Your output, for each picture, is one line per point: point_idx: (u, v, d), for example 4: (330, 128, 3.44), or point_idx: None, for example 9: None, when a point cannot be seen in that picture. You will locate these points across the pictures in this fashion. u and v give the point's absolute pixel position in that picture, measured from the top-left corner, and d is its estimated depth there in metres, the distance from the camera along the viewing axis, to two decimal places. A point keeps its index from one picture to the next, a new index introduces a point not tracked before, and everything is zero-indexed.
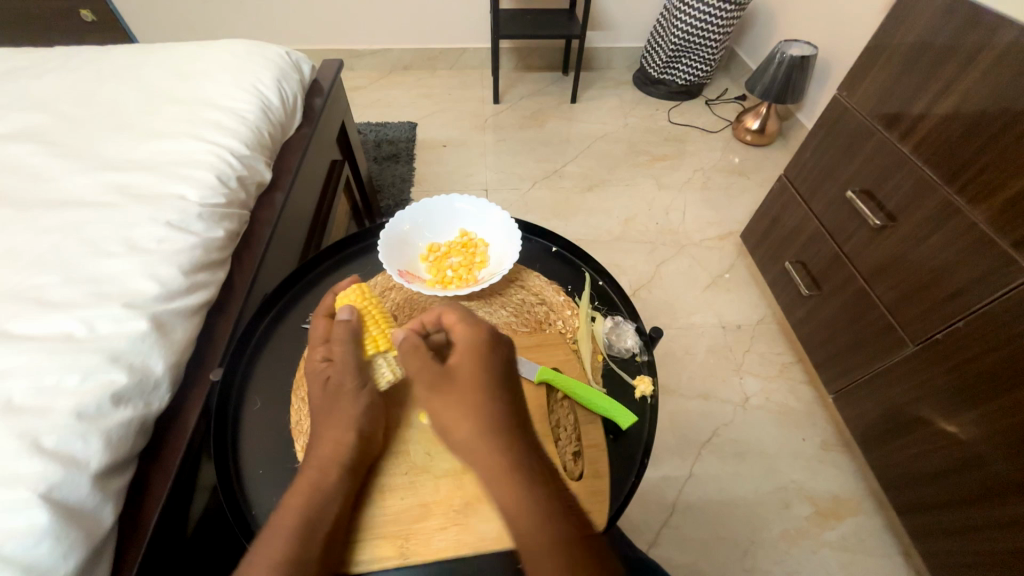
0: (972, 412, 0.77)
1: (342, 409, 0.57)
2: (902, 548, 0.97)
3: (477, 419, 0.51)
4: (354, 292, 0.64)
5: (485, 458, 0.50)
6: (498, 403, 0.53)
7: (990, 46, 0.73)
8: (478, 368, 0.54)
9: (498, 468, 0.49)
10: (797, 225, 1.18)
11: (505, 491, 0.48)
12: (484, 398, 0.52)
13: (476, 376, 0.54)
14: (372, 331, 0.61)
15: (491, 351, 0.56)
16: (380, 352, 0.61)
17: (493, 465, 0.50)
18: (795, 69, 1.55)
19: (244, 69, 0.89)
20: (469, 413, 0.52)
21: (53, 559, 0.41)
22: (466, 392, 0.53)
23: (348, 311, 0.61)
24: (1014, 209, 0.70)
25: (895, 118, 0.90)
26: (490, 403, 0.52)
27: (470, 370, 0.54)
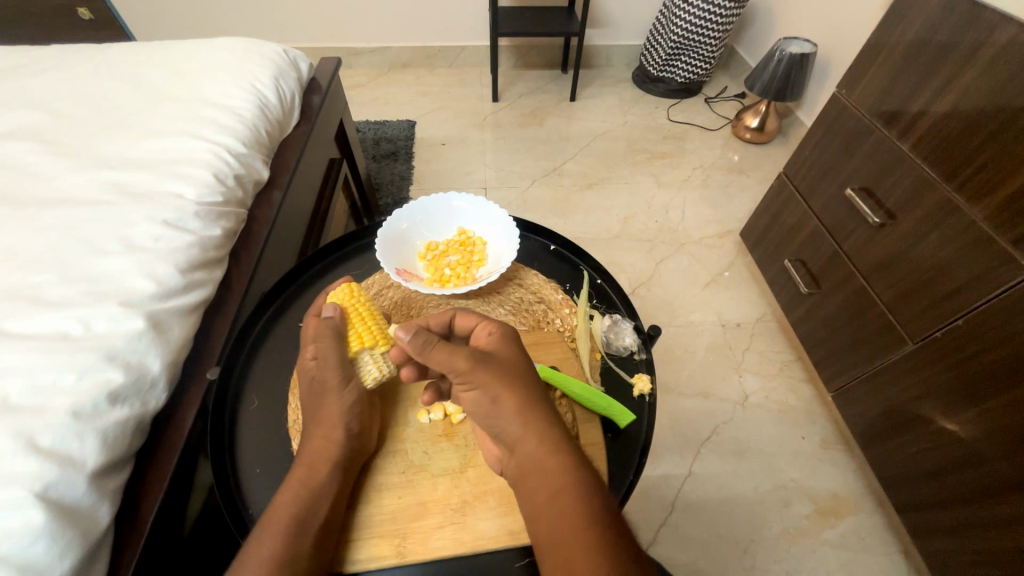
0: (971, 410, 0.77)
1: (330, 407, 0.56)
2: (901, 547, 0.97)
3: (523, 404, 0.51)
4: (342, 291, 0.63)
5: (533, 443, 0.50)
6: (538, 391, 0.53)
7: (989, 43, 0.73)
8: (516, 357, 0.55)
9: (543, 452, 0.50)
10: (797, 223, 1.18)
11: (551, 473, 0.49)
12: (527, 385, 0.53)
13: (516, 363, 0.54)
14: (357, 327, 0.60)
15: (520, 344, 0.56)
16: (365, 348, 0.59)
17: (540, 451, 0.50)
18: (794, 67, 1.55)
19: (241, 67, 0.88)
20: (515, 398, 0.51)
21: (49, 559, 0.41)
22: (509, 377, 0.52)
23: (332, 310, 0.60)
24: (1013, 206, 0.70)
25: (894, 115, 0.90)
26: (530, 390, 0.53)
27: (509, 360, 0.54)
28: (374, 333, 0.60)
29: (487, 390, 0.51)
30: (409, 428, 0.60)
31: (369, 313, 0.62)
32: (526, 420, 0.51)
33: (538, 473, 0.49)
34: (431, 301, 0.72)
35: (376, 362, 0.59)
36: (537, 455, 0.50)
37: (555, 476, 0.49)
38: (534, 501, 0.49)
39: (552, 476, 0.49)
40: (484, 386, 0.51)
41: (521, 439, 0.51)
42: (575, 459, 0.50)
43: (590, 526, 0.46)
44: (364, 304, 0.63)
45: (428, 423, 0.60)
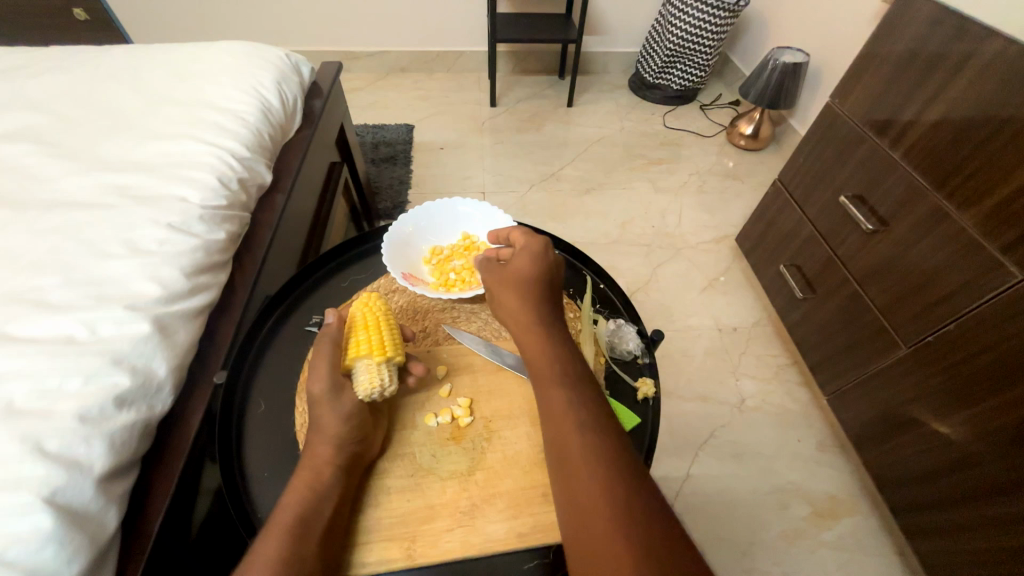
0: (962, 413, 0.78)
1: (328, 414, 0.55)
2: (897, 548, 0.99)
3: (528, 312, 0.60)
4: (358, 301, 0.65)
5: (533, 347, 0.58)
6: (546, 302, 0.61)
7: (976, 56, 0.76)
8: (533, 269, 0.62)
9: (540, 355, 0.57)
10: (792, 228, 1.20)
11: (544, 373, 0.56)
12: (535, 295, 0.60)
13: (525, 280, 0.61)
14: (356, 337, 0.60)
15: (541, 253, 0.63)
16: (360, 358, 0.58)
17: (538, 354, 0.57)
18: (787, 75, 1.58)
19: (243, 70, 0.89)
20: (520, 305, 0.60)
21: (57, 564, 0.40)
22: (516, 288, 0.61)
23: (333, 317, 0.62)
24: (1002, 213, 0.72)
25: (886, 124, 0.92)
26: (539, 300, 0.61)
27: (523, 271, 0.62)
28: (370, 344, 0.59)
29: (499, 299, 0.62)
30: (417, 431, 0.60)
31: (373, 323, 0.61)
32: (526, 328, 0.59)
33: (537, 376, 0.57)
34: (436, 306, 0.73)
35: (369, 373, 0.57)
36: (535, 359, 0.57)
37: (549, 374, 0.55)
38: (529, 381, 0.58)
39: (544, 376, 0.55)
40: (497, 296, 0.62)
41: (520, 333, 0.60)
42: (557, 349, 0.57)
43: (564, 394, 0.53)
44: (377, 314, 0.63)
45: (436, 427, 0.61)
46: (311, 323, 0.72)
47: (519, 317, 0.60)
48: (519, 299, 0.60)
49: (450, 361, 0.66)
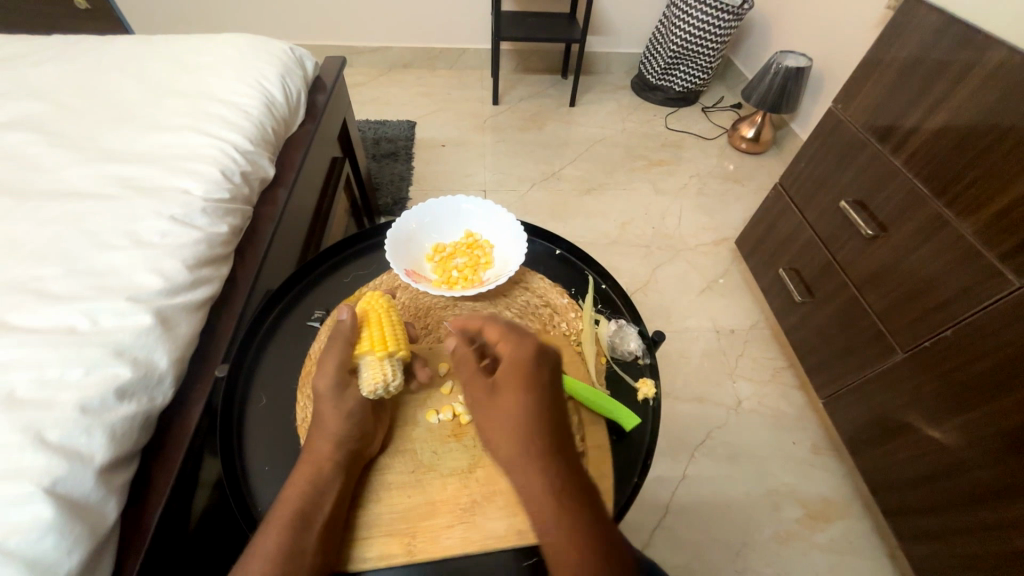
0: (957, 419, 0.79)
1: (331, 411, 0.56)
2: (888, 551, 0.99)
3: (530, 455, 0.48)
4: (365, 298, 0.65)
5: (539, 504, 0.47)
6: (548, 438, 0.49)
7: (979, 65, 0.76)
8: (529, 398, 0.50)
9: (543, 504, 0.47)
10: (791, 232, 1.21)
11: (554, 533, 0.46)
12: (538, 428, 0.49)
13: (523, 411, 0.50)
14: (363, 333, 0.60)
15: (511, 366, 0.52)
16: (363, 354, 0.59)
17: (546, 512, 0.46)
18: (790, 79, 1.59)
19: (248, 63, 0.88)
20: (519, 447, 0.49)
21: (56, 554, 0.40)
22: (514, 424, 0.49)
23: (345, 312, 0.62)
24: (1002, 222, 0.73)
25: (888, 131, 0.92)
26: (542, 435, 0.49)
27: (521, 403, 0.50)
28: (372, 339, 0.59)
29: (490, 436, 0.51)
30: (419, 427, 0.60)
31: (376, 319, 0.62)
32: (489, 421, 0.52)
33: (546, 535, 0.46)
34: (438, 303, 0.73)
35: (372, 369, 0.57)
36: (543, 517, 0.47)
37: (556, 533, 0.46)
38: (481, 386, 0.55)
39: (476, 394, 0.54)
40: (489, 432, 0.51)
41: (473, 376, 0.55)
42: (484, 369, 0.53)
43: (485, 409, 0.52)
44: (380, 310, 0.63)
45: (437, 423, 0.61)
46: (313, 318, 0.72)
47: (486, 402, 0.52)
48: (520, 440, 0.49)
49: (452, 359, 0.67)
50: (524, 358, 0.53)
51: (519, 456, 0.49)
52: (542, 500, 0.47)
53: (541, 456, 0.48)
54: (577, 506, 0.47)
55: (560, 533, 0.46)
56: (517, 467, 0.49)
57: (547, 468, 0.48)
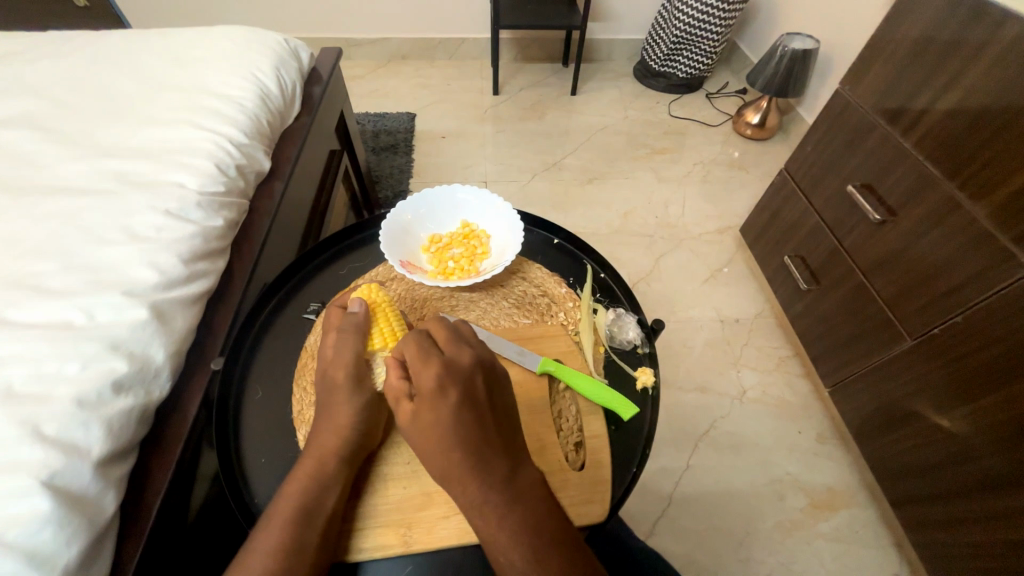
0: (966, 407, 0.78)
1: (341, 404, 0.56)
2: (894, 540, 0.98)
3: (453, 475, 0.48)
4: (364, 289, 0.64)
5: (475, 518, 0.47)
6: (465, 456, 0.48)
7: (994, 42, 0.73)
8: (437, 422, 0.49)
9: (476, 519, 0.47)
10: (797, 219, 1.19)
11: (489, 544, 0.46)
12: (456, 448, 0.48)
13: (438, 437, 0.49)
14: (378, 327, 0.61)
15: (433, 399, 0.50)
16: (377, 350, 0.60)
17: (480, 525, 0.47)
18: (796, 62, 1.55)
19: (242, 56, 0.87)
20: (443, 469, 0.48)
21: (56, 546, 0.41)
22: (432, 449, 0.49)
23: (358, 306, 0.61)
24: (1015, 204, 0.71)
25: (898, 112, 0.90)
26: (460, 454, 0.48)
27: (431, 427, 0.49)
28: (384, 335, 0.61)
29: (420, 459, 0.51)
30: None
31: (384, 314, 0.62)
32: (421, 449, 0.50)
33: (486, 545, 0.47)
34: (435, 294, 0.73)
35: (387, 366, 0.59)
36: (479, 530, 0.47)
37: (493, 545, 0.46)
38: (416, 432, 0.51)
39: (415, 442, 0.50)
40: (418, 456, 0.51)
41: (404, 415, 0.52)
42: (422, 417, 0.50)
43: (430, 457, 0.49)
44: (383, 304, 0.63)
45: None
46: (309, 310, 0.71)
47: (424, 445, 0.49)
48: (441, 461, 0.48)
49: None
50: (430, 381, 0.50)
51: (445, 476, 0.48)
52: (476, 513, 0.47)
53: (464, 474, 0.48)
54: (510, 516, 0.47)
55: (497, 546, 0.46)
56: (447, 485, 0.49)
57: (473, 485, 0.47)
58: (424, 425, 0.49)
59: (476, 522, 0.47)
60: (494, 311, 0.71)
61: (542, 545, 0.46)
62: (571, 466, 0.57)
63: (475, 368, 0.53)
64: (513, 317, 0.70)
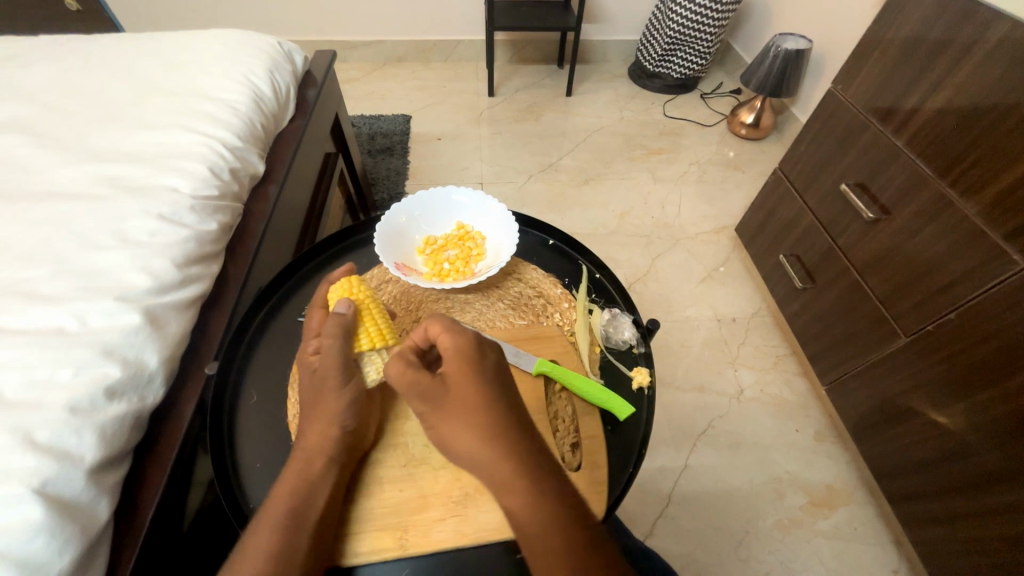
0: (960, 403, 0.78)
1: (326, 404, 0.55)
2: (893, 537, 0.99)
3: (495, 441, 0.48)
4: (342, 286, 0.62)
5: (513, 486, 0.46)
6: (501, 420, 0.49)
7: (983, 40, 0.74)
8: (474, 382, 0.50)
9: (510, 490, 0.46)
10: (792, 218, 1.19)
11: (521, 514, 0.45)
12: (491, 409, 0.49)
13: (474, 398, 0.49)
14: (367, 327, 0.60)
15: (478, 358, 0.52)
16: (365, 351, 0.59)
17: (519, 494, 0.46)
18: (790, 62, 1.56)
19: (234, 59, 0.87)
20: (486, 432, 0.48)
21: (47, 555, 0.40)
22: (470, 412, 0.49)
23: (345, 306, 0.59)
24: (1007, 200, 0.71)
25: (889, 111, 0.90)
26: (494, 417, 0.49)
27: (467, 389, 0.50)
28: (370, 335, 0.60)
29: (449, 430, 0.49)
30: (411, 421, 0.60)
31: (366, 311, 0.61)
32: (462, 418, 0.49)
33: (519, 519, 0.45)
34: (430, 295, 0.73)
35: (376, 364, 0.60)
36: (513, 503, 0.46)
37: (525, 515, 0.45)
38: (456, 403, 0.50)
39: (455, 412, 0.49)
40: (448, 428, 0.49)
41: (440, 388, 0.51)
42: (474, 379, 0.50)
43: (476, 424, 0.48)
44: (369, 301, 0.62)
45: None
46: (304, 314, 0.71)
47: (469, 410, 0.49)
48: (481, 423, 0.48)
49: None
50: (459, 348, 0.52)
51: (487, 440, 0.48)
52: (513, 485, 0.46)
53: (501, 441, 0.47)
54: (546, 490, 0.46)
55: (529, 516, 0.45)
56: (487, 456, 0.47)
57: (515, 449, 0.47)
58: (472, 388, 0.50)
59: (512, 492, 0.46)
60: (489, 313, 0.71)
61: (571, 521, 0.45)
62: (568, 466, 0.57)
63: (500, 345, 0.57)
64: (509, 318, 0.70)
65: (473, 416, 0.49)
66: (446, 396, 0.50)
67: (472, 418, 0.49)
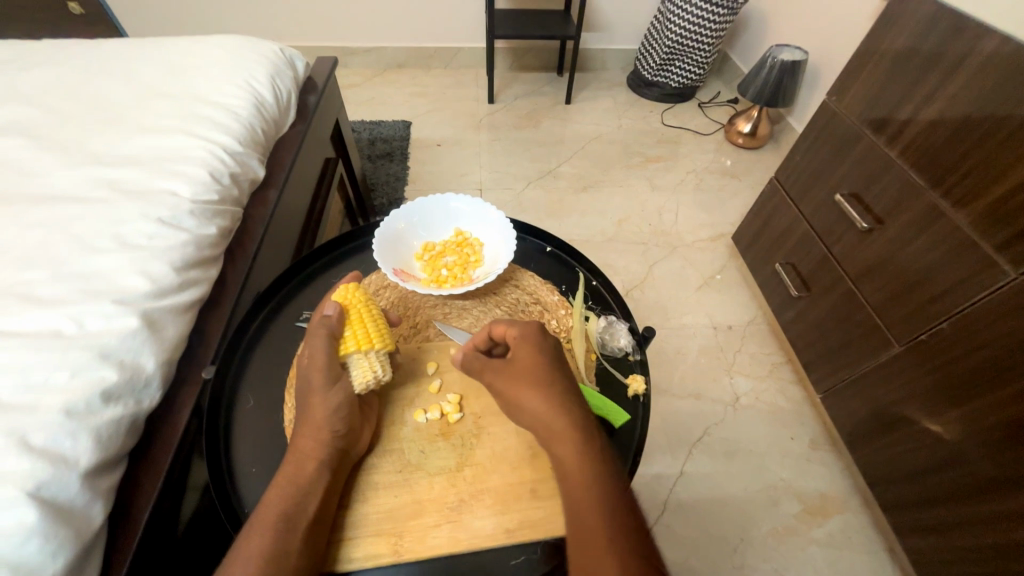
0: (954, 412, 0.78)
1: (316, 406, 0.55)
2: (887, 545, 0.99)
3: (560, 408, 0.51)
4: (340, 292, 0.64)
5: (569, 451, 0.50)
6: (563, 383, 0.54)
7: (974, 54, 0.75)
8: (537, 351, 0.55)
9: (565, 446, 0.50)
10: (788, 226, 1.20)
11: (573, 468, 0.49)
12: (554, 371, 0.54)
13: (536, 363, 0.54)
14: (353, 330, 0.59)
15: (543, 340, 0.57)
16: (350, 353, 0.58)
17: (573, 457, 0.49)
18: (786, 73, 1.57)
19: (236, 64, 0.88)
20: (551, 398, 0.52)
21: (40, 558, 0.40)
22: (533, 369, 0.54)
23: (331, 308, 0.60)
24: (998, 212, 0.72)
25: (883, 123, 0.92)
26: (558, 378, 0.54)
27: (529, 351, 0.55)
28: (356, 337, 0.59)
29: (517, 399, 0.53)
30: (405, 426, 0.60)
31: (357, 315, 0.61)
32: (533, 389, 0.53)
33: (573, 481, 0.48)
34: (428, 301, 0.74)
35: (363, 368, 0.58)
36: (565, 459, 0.50)
37: (576, 470, 0.49)
38: (525, 373, 0.54)
39: (525, 381, 0.53)
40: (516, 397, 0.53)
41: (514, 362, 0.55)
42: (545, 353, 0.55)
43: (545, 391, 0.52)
44: (360, 305, 0.63)
45: (424, 422, 0.60)
46: (302, 318, 0.72)
47: (538, 379, 0.53)
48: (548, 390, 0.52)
49: (440, 357, 0.67)
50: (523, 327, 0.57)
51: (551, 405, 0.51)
52: (569, 437, 0.50)
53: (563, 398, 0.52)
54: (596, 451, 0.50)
55: (580, 471, 0.48)
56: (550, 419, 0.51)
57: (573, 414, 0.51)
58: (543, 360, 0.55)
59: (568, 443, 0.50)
60: (486, 319, 0.72)
61: (618, 485, 0.49)
62: None
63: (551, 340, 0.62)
64: None
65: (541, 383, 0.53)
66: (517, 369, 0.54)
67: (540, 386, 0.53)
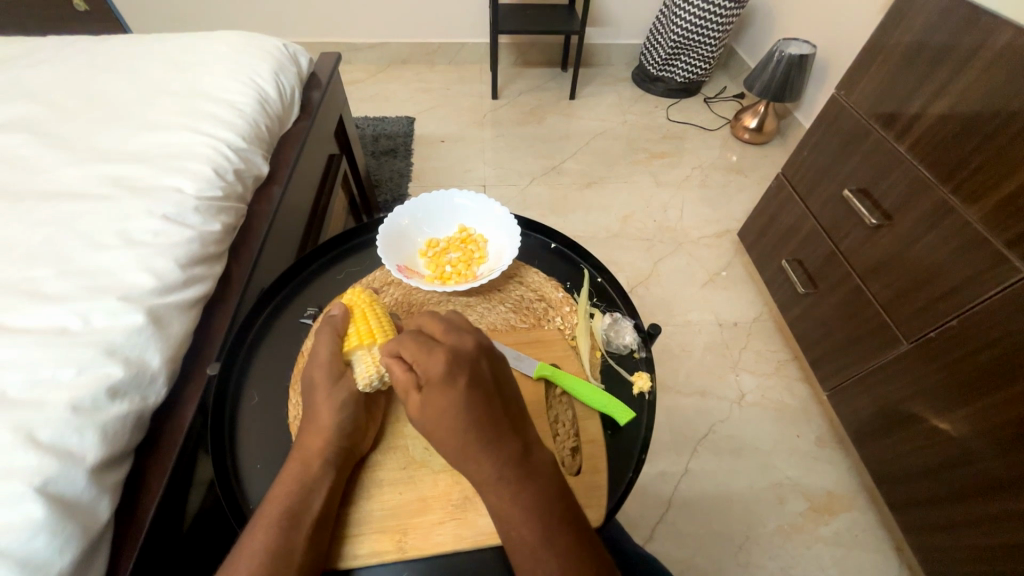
0: (963, 410, 0.78)
1: (321, 406, 0.57)
2: (895, 544, 0.98)
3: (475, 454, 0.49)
4: (354, 292, 0.66)
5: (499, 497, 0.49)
6: (476, 428, 0.49)
7: (987, 46, 0.74)
8: (440, 397, 0.49)
9: (491, 490, 0.49)
10: (794, 223, 1.19)
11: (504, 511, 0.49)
12: (466, 417, 0.49)
13: (442, 412, 0.49)
14: (358, 327, 0.60)
15: (447, 379, 0.50)
16: (354, 348, 0.59)
17: (501, 500, 0.49)
18: (793, 67, 1.56)
19: (240, 60, 0.88)
20: (463, 448, 0.49)
21: (49, 552, 0.40)
22: (443, 423, 0.49)
23: (336, 308, 0.62)
24: (1010, 208, 0.71)
25: (892, 117, 0.90)
26: (474, 427, 0.49)
27: (438, 402, 0.49)
28: (360, 334, 0.60)
29: (436, 444, 0.51)
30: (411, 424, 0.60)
31: (365, 314, 0.62)
32: (447, 438, 0.49)
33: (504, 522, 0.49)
34: (432, 298, 0.73)
35: (366, 363, 0.57)
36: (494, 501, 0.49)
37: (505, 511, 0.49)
38: (434, 426, 0.50)
39: (434, 430, 0.50)
40: (435, 443, 0.51)
41: (422, 411, 0.50)
42: (453, 396, 0.49)
43: (456, 440, 0.49)
44: (369, 302, 0.64)
45: None
46: (307, 315, 0.71)
47: (445, 430, 0.49)
48: (458, 440, 0.49)
49: None
50: (427, 368, 0.50)
51: (465, 454, 0.49)
52: (494, 488, 0.49)
53: (483, 452, 0.49)
54: (523, 488, 0.49)
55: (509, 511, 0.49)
56: (470, 466, 0.50)
57: (492, 461, 0.49)
58: (450, 405, 0.49)
59: (494, 492, 0.49)
60: (491, 315, 0.71)
61: (549, 518, 0.48)
62: (568, 470, 0.58)
63: (477, 352, 0.53)
64: (510, 322, 0.70)
65: (450, 436, 0.49)
66: (429, 420, 0.50)
67: (449, 438, 0.49)
